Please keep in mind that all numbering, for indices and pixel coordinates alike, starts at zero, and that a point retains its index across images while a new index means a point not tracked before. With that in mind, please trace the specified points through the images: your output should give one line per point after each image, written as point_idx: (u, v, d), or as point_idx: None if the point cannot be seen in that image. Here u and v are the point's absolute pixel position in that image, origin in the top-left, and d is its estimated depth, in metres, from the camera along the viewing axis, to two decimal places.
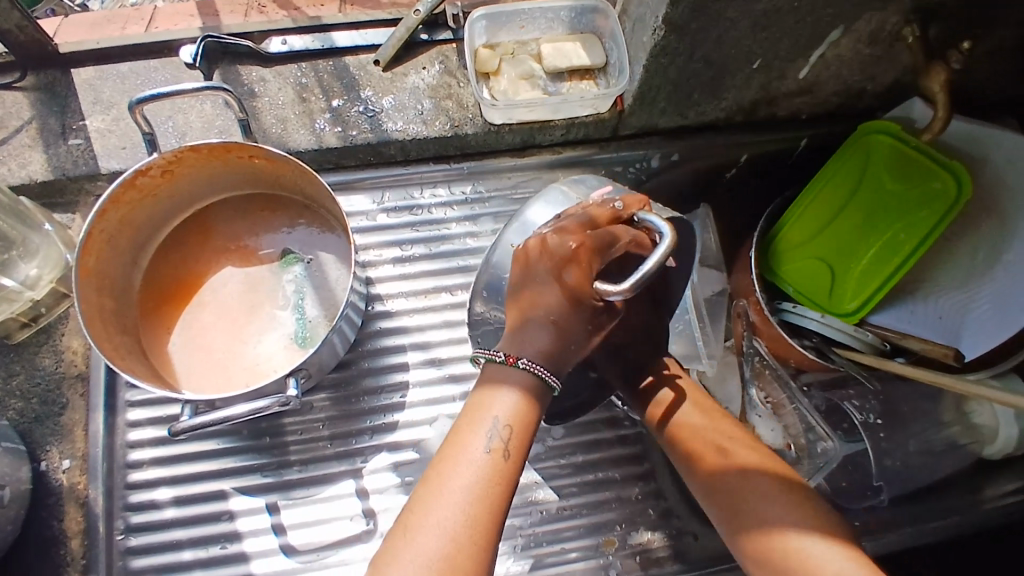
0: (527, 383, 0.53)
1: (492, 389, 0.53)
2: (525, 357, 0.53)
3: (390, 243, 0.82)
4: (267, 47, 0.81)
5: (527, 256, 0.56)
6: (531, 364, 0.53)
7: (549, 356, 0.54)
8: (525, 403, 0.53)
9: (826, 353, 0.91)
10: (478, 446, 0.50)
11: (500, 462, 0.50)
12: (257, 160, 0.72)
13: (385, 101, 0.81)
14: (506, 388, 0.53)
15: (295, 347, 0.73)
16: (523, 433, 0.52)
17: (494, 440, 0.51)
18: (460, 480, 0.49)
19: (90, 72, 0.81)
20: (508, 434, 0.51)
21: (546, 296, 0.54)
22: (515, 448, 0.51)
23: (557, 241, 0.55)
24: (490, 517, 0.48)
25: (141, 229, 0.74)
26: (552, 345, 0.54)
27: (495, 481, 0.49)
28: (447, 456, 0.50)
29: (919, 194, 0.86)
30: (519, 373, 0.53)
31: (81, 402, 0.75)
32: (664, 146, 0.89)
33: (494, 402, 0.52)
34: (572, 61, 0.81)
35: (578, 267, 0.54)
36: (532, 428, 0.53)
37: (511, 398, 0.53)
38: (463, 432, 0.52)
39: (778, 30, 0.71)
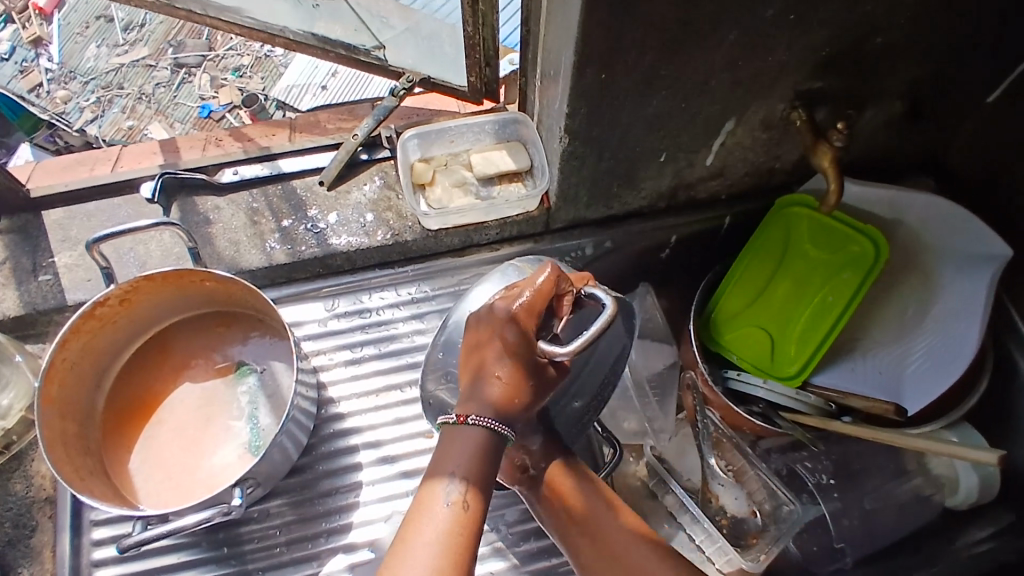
0: (482, 439, 0.57)
1: (447, 452, 0.57)
2: (474, 415, 0.58)
3: (342, 346, 0.87)
4: (221, 178, 0.89)
5: (477, 319, 0.62)
6: (479, 420, 0.57)
7: (496, 413, 0.58)
8: (483, 454, 0.57)
9: (773, 418, 0.92)
10: (439, 502, 0.54)
11: (461, 514, 0.54)
12: (208, 282, 0.78)
13: (330, 217, 0.88)
14: (461, 449, 0.57)
15: (248, 455, 0.77)
16: (481, 485, 0.56)
17: (453, 494, 0.54)
18: (426, 535, 0.52)
19: (60, 213, 0.89)
20: (466, 487, 0.55)
21: (492, 355, 0.59)
22: (473, 496, 0.55)
23: (500, 305, 0.61)
24: (455, 567, 0.51)
25: (103, 356, 0.79)
26: (498, 401, 0.58)
27: (457, 533, 0.53)
28: (412, 517, 0.54)
29: (841, 258, 0.92)
30: (471, 430, 0.57)
31: (50, 524, 0.78)
32: (596, 235, 0.95)
33: (453, 458, 0.56)
34: (500, 167, 0.88)
35: (516, 329, 0.59)
36: (491, 478, 0.57)
37: (466, 454, 0.56)
38: (426, 492, 0.55)
39: (673, 127, 0.79)
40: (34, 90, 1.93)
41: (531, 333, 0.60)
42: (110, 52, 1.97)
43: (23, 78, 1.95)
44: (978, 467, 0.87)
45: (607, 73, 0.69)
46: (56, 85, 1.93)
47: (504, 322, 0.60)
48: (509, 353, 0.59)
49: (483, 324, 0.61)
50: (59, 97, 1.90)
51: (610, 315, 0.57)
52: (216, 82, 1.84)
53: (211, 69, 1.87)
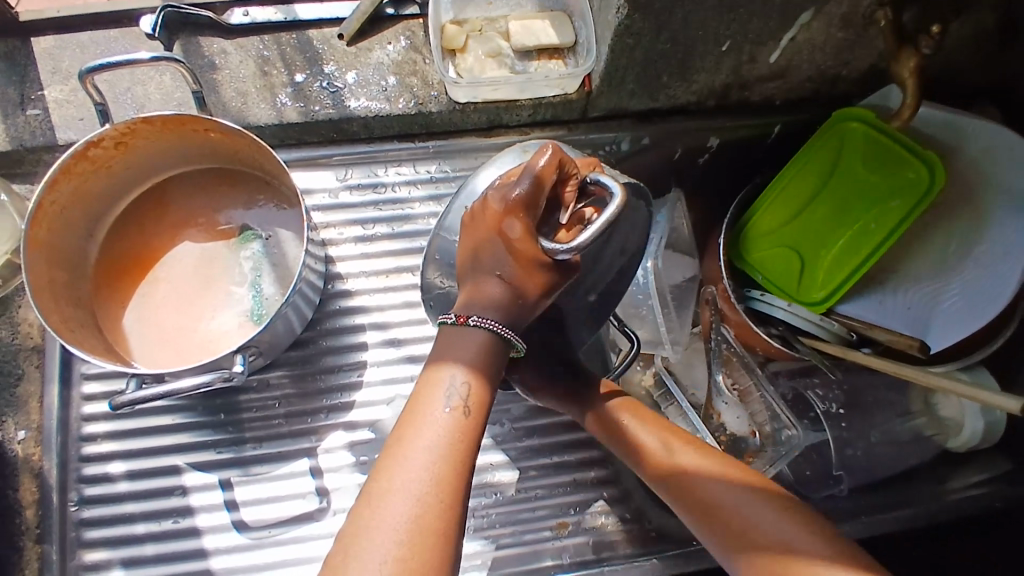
0: (484, 343, 0.55)
1: (449, 355, 0.54)
2: (474, 316, 0.55)
3: (353, 221, 0.81)
4: (229, 19, 0.80)
5: (473, 212, 0.58)
6: (481, 320, 0.55)
7: (499, 312, 0.56)
8: (486, 358, 0.55)
9: (791, 342, 0.90)
10: (437, 407, 0.52)
11: (461, 419, 0.52)
12: (212, 133, 0.71)
13: (349, 76, 0.80)
14: (464, 355, 0.54)
15: (250, 323, 0.73)
16: (483, 393, 0.54)
17: (453, 399, 0.52)
18: (424, 439, 0.50)
19: (50, 41, 0.80)
20: (466, 393, 0.53)
21: (492, 253, 0.56)
22: (474, 405, 0.53)
23: (495, 195, 0.56)
24: (456, 475, 0.49)
25: (95, 203, 0.73)
26: (501, 301, 0.56)
27: (457, 439, 0.51)
28: (409, 422, 0.51)
29: (892, 183, 0.85)
30: (473, 331, 0.55)
31: (36, 374, 0.75)
32: (635, 129, 0.88)
33: (455, 363, 0.54)
34: (541, 39, 0.79)
35: (514, 222, 0.55)
36: (492, 386, 0.55)
37: (468, 357, 0.54)
38: (421, 397, 0.53)
39: (745, 11, 0.70)
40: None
41: (530, 224, 0.56)
42: None
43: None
44: (988, 412, 0.84)
45: None
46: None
47: (499, 219, 0.56)
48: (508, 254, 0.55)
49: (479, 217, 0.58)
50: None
51: (621, 204, 0.50)
52: None
53: None
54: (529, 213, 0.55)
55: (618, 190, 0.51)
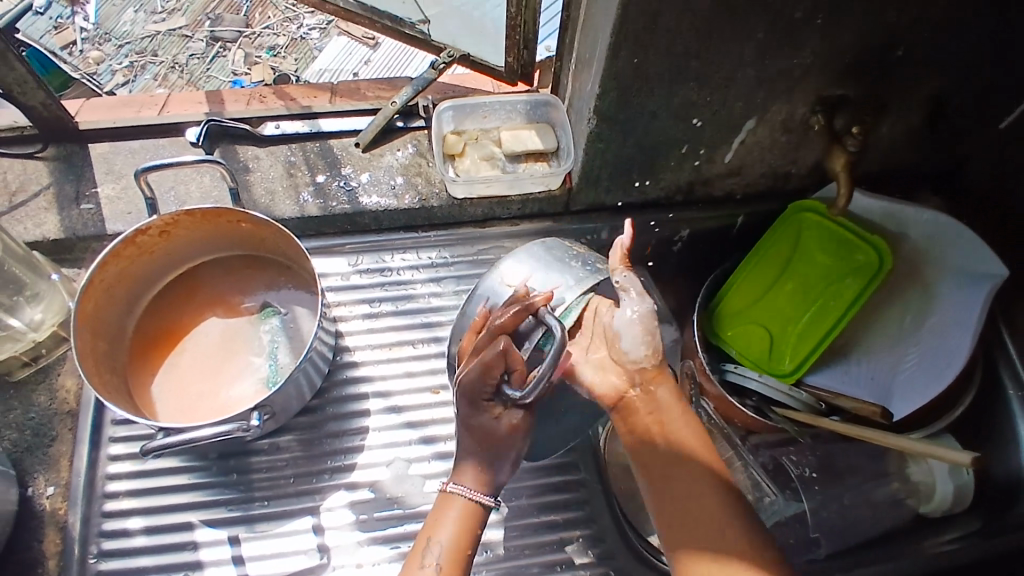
0: (466, 509, 0.64)
1: (440, 515, 0.64)
2: (453, 482, 0.65)
3: (360, 300, 0.91)
4: (262, 130, 0.94)
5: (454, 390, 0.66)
6: (459, 488, 0.64)
7: (480, 482, 0.64)
8: (469, 522, 0.64)
9: (764, 412, 0.96)
10: (422, 568, 0.61)
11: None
12: (244, 224, 0.83)
13: (363, 176, 0.93)
14: (449, 514, 0.64)
15: (265, 389, 0.81)
16: (462, 554, 0.62)
17: (433, 559, 0.61)
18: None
19: (106, 147, 0.94)
20: (444, 552, 0.62)
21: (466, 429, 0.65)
22: (452, 564, 0.61)
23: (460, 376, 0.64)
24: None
25: (136, 284, 0.84)
26: (478, 475, 0.64)
27: None
28: None
29: (846, 265, 0.95)
30: (456, 498, 0.64)
31: (69, 435, 0.81)
32: (613, 220, 0.99)
33: (444, 527, 0.63)
34: (528, 145, 0.92)
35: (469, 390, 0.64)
36: (472, 544, 0.64)
37: (451, 524, 0.63)
38: (411, 559, 0.62)
39: (697, 119, 0.83)
40: (67, 48, 1.80)
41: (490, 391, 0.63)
42: (148, 19, 1.86)
43: (55, 34, 1.81)
44: (956, 475, 0.90)
45: (639, 59, 0.73)
46: (90, 45, 1.81)
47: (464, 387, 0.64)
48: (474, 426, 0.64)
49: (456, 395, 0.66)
50: (91, 57, 1.79)
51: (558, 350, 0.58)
52: (250, 59, 1.78)
53: (246, 47, 1.80)
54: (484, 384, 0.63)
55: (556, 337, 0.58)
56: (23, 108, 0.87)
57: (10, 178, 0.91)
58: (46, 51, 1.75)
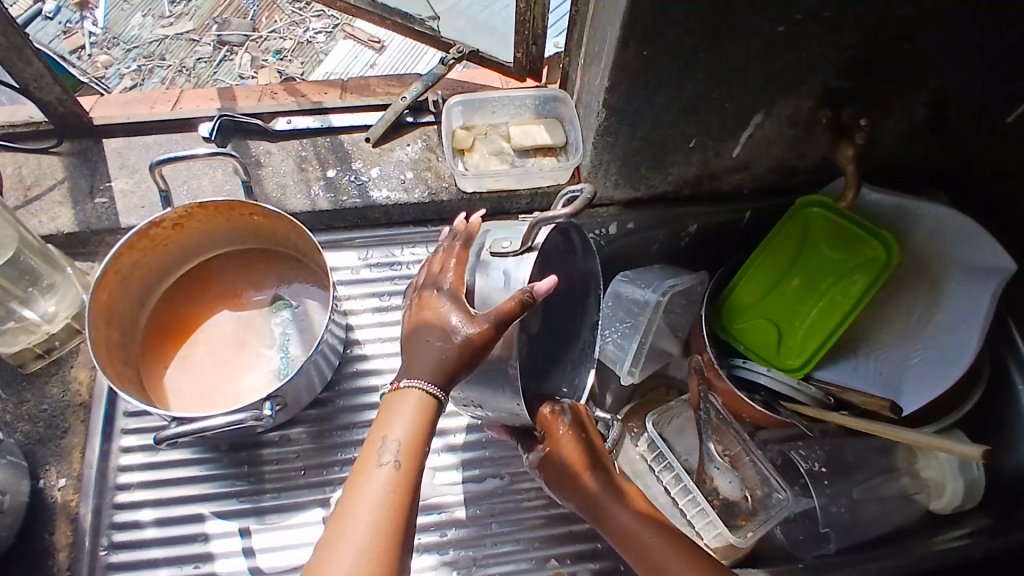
0: (418, 404, 0.59)
1: (388, 413, 0.59)
2: (409, 378, 0.59)
3: (370, 293, 0.92)
4: (274, 126, 0.95)
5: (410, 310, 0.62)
6: (412, 383, 0.59)
7: (435, 374, 0.58)
8: (424, 414, 0.59)
9: (773, 407, 0.95)
10: (374, 466, 0.57)
11: (394, 475, 0.56)
12: (256, 216, 0.83)
13: (373, 171, 0.93)
14: (399, 410, 0.59)
15: (276, 381, 0.81)
16: (419, 447, 0.59)
17: (388, 458, 0.57)
18: (364, 499, 0.55)
19: (120, 143, 0.95)
20: (398, 449, 0.58)
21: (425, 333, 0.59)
22: (408, 459, 0.57)
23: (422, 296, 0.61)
24: (393, 529, 0.54)
25: (150, 276, 0.84)
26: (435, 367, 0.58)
27: (393, 493, 0.56)
28: (353, 485, 0.57)
29: (854, 260, 0.95)
30: (410, 396, 0.59)
31: (81, 427, 0.82)
32: (620, 215, 1.00)
33: (396, 423, 0.59)
34: (537, 140, 0.92)
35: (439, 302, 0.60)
36: (427, 438, 0.59)
37: (406, 419, 0.59)
38: (362, 462, 0.58)
39: (705, 113, 0.84)
40: (75, 52, 1.79)
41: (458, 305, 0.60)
42: (155, 24, 1.86)
43: (64, 38, 1.80)
44: (966, 470, 0.89)
45: (649, 51, 0.74)
46: (98, 49, 1.81)
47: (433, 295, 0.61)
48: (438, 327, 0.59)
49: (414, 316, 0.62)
50: (99, 61, 1.79)
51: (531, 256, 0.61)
52: (257, 62, 1.80)
53: (253, 50, 1.82)
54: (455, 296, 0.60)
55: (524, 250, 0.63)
56: (39, 103, 0.88)
57: (25, 173, 0.92)
58: (56, 53, 1.75)
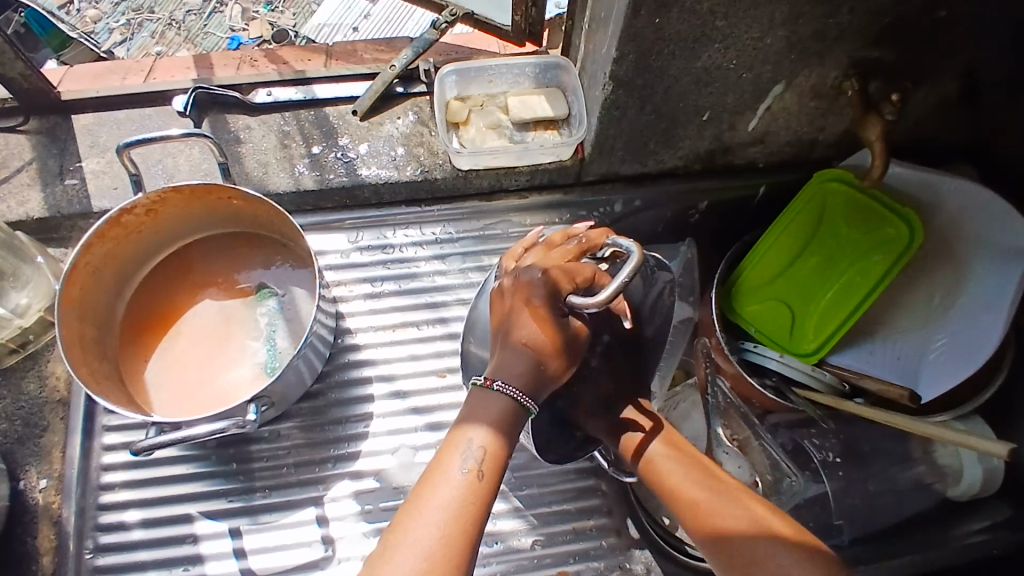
0: (504, 407, 0.56)
1: (473, 414, 0.56)
2: (500, 381, 0.56)
3: (362, 279, 0.87)
4: (254, 98, 0.88)
5: (504, 293, 0.60)
6: (505, 387, 0.56)
7: (525, 378, 0.57)
8: (510, 419, 0.56)
9: (785, 393, 0.92)
10: (455, 468, 0.53)
11: (475, 483, 0.53)
12: (235, 200, 0.78)
13: (361, 147, 0.87)
14: (483, 414, 0.56)
15: (263, 376, 0.77)
16: (499, 458, 0.55)
17: (470, 461, 0.54)
18: (438, 499, 0.52)
19: (90, 118, 0.88)
20: (481, 457, 0.54)
21: (522, 321, 0.58)
22: (489, 469, 0.54)
23: (524, 277, 0.59)
24: (465, 534, 0.51)
25: (125, 264, 0.79)
26: (527, 367, 0.57)
27: (471, 503, 0.52)
28: (426, 483, 0.53)
29: (873, 240, 0.90)
30: (496, 397, 0.56)
31: (61, 425, 0.78)
32: (627, 192, 0.94)
33: (479, 431, 0.55)
34: (537, 112, 0.86)
35: (540, 291, 0.58)
36: (510, 448, 0.56)
37: (488, 425, 0.56)
38: (439, 462, 0.54)
39: (720, 85, 0.77)
40: (63, 7, 1.69)
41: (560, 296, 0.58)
42: None
43: None
44: (984, 459, 0.87)
45: (660, 19, 0.67)
46: (86, 2, 1.70)
47: (523, 284, 0.58)
48: (535, 317, 0.57)
49: (510, 300, 0.59)
50: (87, 16, 1.68)
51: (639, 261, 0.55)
52: (247, 14, 1.69)
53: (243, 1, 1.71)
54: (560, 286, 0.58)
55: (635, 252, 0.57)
56: (0, 79, 0.81)
57: None
58: (43, 10, 1.65)
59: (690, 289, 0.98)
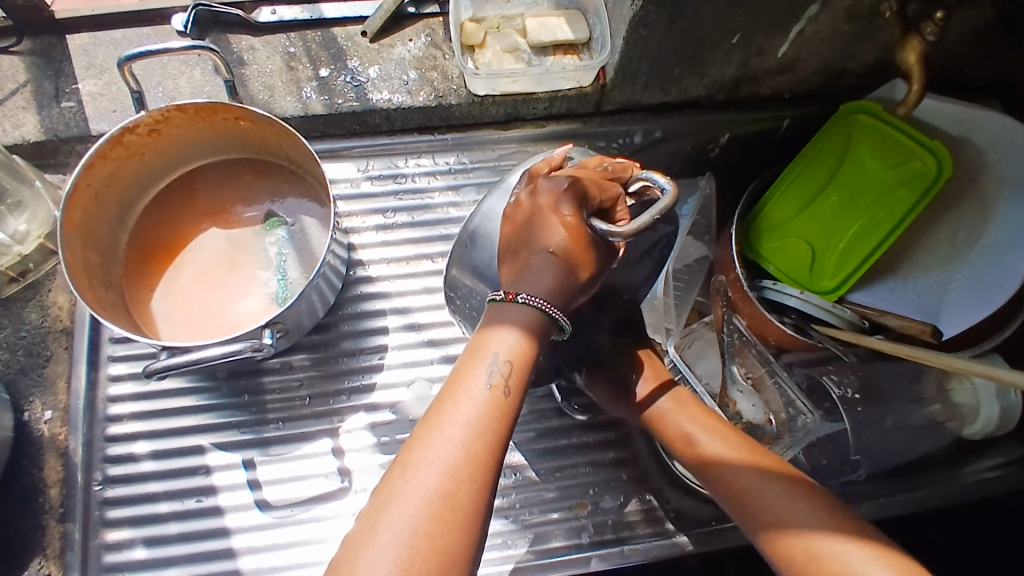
0: (529, 319, 0.53)
1: (495, 329, 0.53)
2: (524, 293, 0.54)
3: (373, 210, 0.84)
4: (258, 17, 0.84)
5: (524, 203, 0.57)
6: (530, 298, 0.53)
7: (551, 292, 0.54)
8: (534, 330, 0.53)
9: (804, 330, 0.90)
10: (477, 383, 0.51)
11: (500, 398, 0.50)
12: (242, 121, 0.74)
13: (371, 71, 0.83)
14: (508, 325, 0.53)
15: (274, 305, 0.74)
16: (524, 372, 0.52)
17: (494, 376, 0.51)
18: (461, 413, 0.50)
19: (86, 38, 0.83)
20: (507, 371, 0.51)
21: (543, 230, 0.54)
22: (515, 384, 0.51)
23: (545, 183, 0.56)
24: (491, 449, 0.49)
25: (126, 188, 0.76)
26: (552, 280, 0.54)
27: (494, 419, 0.50)
28: (448, 395, 0.51)
29: (899, 173, 0.86)
30: (519, 309, 0.53)
31: (65, 355, 0.76)
32: (647, 123, 0.90)
33: (502, 343, 0.52)
34: (557, 35, 0.82)
35: (566, 200, 0.55)
36: (534, 362, 0.53)
37: (511, 338, 0.53)
38: (463, 373, 0.51)
39: (754, 3, 0.73)
40: None
41: (586, 208, 0.55)
42: None
43: None
44: (1003, 396, 0.84)
45: None
46: None
47: (543, 193, 0.55)
48: (559, 226, 0.54)
49: (529, 209, 0.56)
50: None
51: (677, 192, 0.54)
52: None
53: None
54: (586, 198, 0.55)
55: (672, 185, 0.55)
56: None
57: None
58: None
59: (707, 227, 0.95)
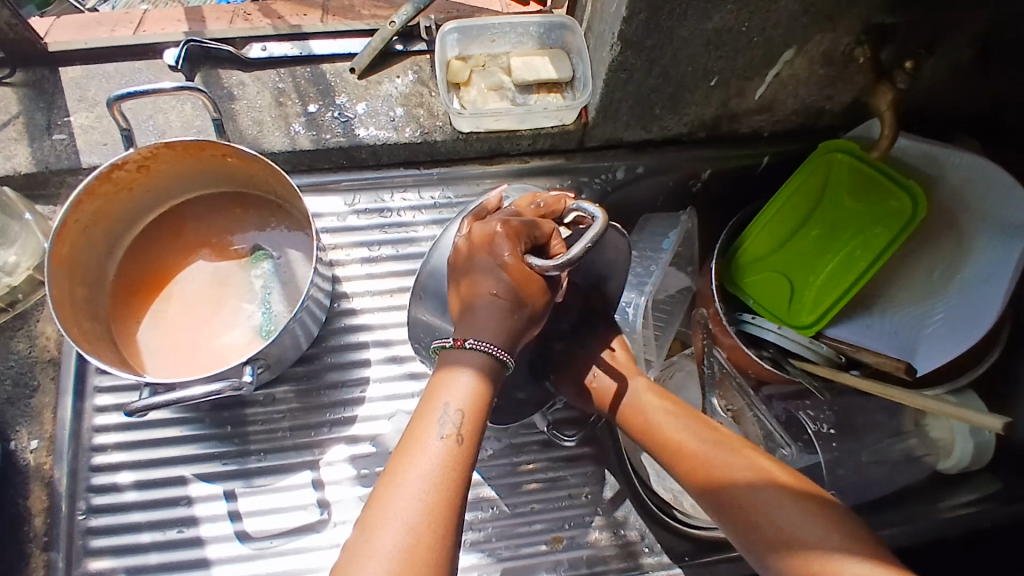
0: (479, 361, 0.56)
1: (445, 380, 0.56)
2: (471, 339, 0.56)
3: (359, 243, 0.85)
4: (248, 53, 0.85)
5: (463, 251, 0.60)
6: (478, 342, 0.56)
7: (496, 332, 0.57)
8: (484, 374, 0.56)
9: (782, 364, 0.91)
10: (432, 436, 0.52)
11: (454, 447, 0.52)
12: (230, 158, 0.75)
13: (359, 107, 0.85)
14: (460, 371, 0.55)
15: (258, 339, 0.76)
16: (477, 420, 0.54)
17: (448, 427, 0.53)
18: (418, 468, 0.51)
19: (79, 71, 0.85)
20: (459, 420, 0.53)
21: (483, 275, 0.58)
22: (468, 433, 0.53)
23: (482, 230, 0.60)
24: (449, 501, 0.50)
25: (115, 222, 0.77)
26: (495, 320, 0.57)
27: (450, 468, 0.51)
28: (404, 451, 0.52)
29: (875, 212, 0.88)
30: (469, 353, 0.56)
31: (52, 385, 0.77)
32: (629, 159, 0.92)
33: (455, 394, 0.54)
34: (540, 74, 0.83)
35: (503, 244, 0.58)
36: (487, 408, 0.56)
37: (463, 389, 0.55)
38: (417, 429, 0.53)
39: (730, 48, 0.74)
40: None
41: (522, 248, 0.59)
42: None
43: None
44: (977, 433, 0.86)
45: None
46: None
47: (481, 239, 0.59)
48: (497, 268, 0.57)
49: (469, 256, 0.60)
50: None
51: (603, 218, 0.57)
52: None
53: None
54: (521, 239, 0.59)
55: (598, 210, 0.58)
56: None
57: None
58: None
59: (689, 259, 0.96)
